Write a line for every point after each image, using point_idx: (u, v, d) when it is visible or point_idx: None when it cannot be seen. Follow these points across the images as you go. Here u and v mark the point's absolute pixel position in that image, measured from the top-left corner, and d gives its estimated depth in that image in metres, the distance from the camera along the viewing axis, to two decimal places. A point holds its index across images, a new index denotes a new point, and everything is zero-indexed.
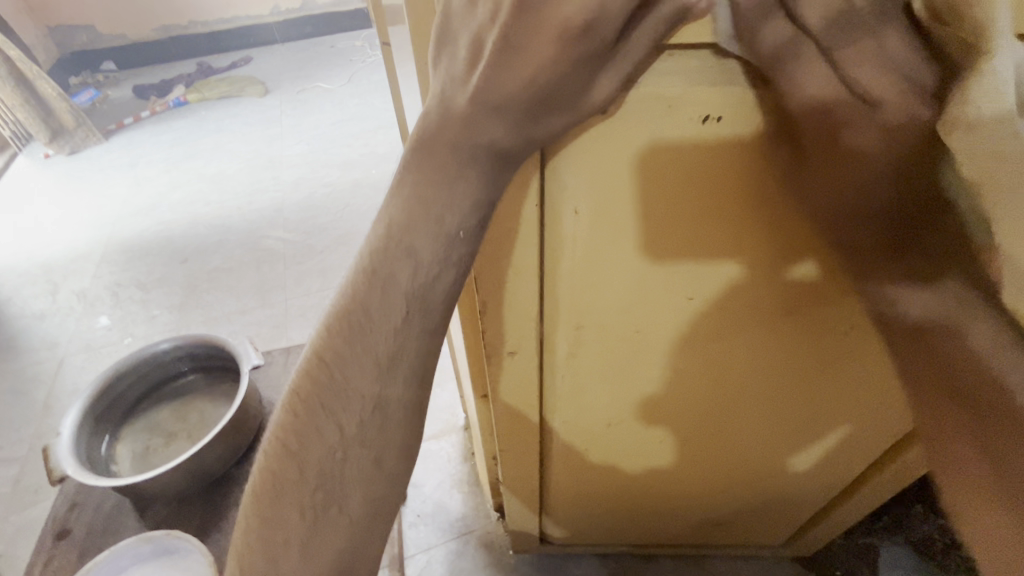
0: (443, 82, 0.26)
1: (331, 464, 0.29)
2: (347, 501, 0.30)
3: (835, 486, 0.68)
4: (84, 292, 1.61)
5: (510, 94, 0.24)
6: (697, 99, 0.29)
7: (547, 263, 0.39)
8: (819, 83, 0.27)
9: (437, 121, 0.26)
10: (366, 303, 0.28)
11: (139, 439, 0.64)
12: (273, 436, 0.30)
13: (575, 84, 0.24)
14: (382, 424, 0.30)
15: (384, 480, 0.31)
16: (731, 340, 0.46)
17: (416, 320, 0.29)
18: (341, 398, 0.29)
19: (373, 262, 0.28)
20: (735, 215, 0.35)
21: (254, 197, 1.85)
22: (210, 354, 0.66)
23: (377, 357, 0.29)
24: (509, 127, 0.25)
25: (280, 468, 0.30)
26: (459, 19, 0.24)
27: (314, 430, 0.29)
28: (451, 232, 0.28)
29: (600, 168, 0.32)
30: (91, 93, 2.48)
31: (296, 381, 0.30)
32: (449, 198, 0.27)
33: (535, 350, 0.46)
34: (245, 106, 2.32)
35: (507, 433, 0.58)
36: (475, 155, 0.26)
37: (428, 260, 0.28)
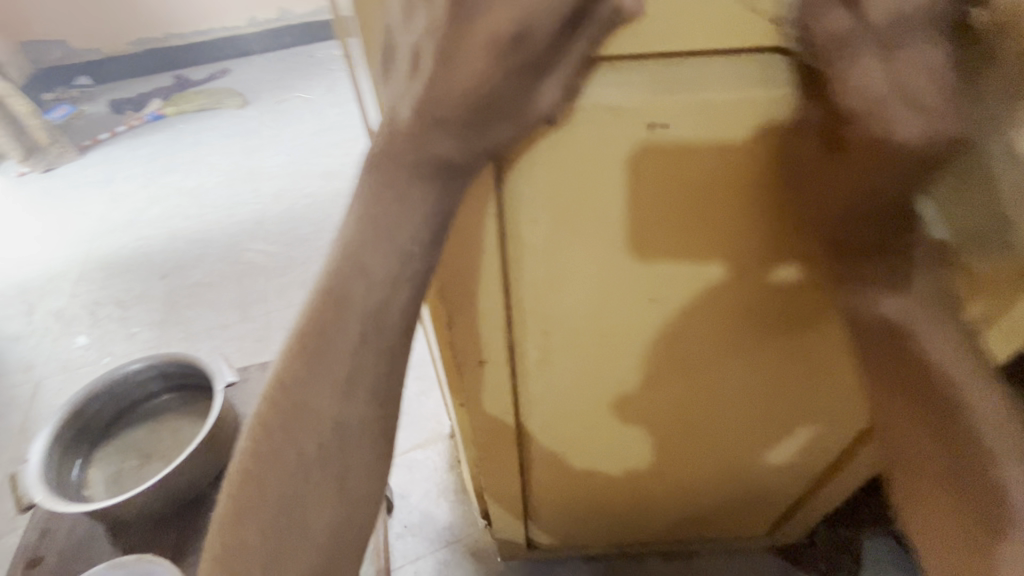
0: (391, 98, 0.26)
1: (292, 488, 0.30)
2: (312, 523, 0.31)
3: (806, 475, 0.69)
4: (61, 312, 1.58)
5: (451, 105, 0.24)
6: (641, 107, 0.28)
7: (511, 272, 0.38)
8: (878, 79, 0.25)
9: (385, 136, 0.26)
10: (324, 324, 0.29)
11: (111, 463, 0.63)
12: (238, 466, 0.31)
13: (515, 95, 0.24)
14: (342, 448, 0.30)
15: (345, 502, 0.32)
16: (700, 338, 0.46)
17: (374, 339, 0.29)
18: (302, 422, 0.30)
19: (331, 283, 0.29)
20: (694, 216, 0.35)
21: (234, 209, 1.83)
22: (184, 373, 0.65)
23: (335, 379, 0.29)
24: (455, 138, 0.25)
25: (242, 496, 0.31)
26: (400, 36, 0.24)
27: (275, 456, 0.30)
28: (405, 248, 0.28)
29: (551, 176, 0.32)
30: (66, 109, 2.45)
31: (258, 408, 0.31)
32: (399, 213, 0.27)
33: (506, 359, 0.46)
34: (224, 118, 2.30)
35: (486, 441, 0.58)
36: (422, 169, 0.26)
37: (382, 278, 0.28)
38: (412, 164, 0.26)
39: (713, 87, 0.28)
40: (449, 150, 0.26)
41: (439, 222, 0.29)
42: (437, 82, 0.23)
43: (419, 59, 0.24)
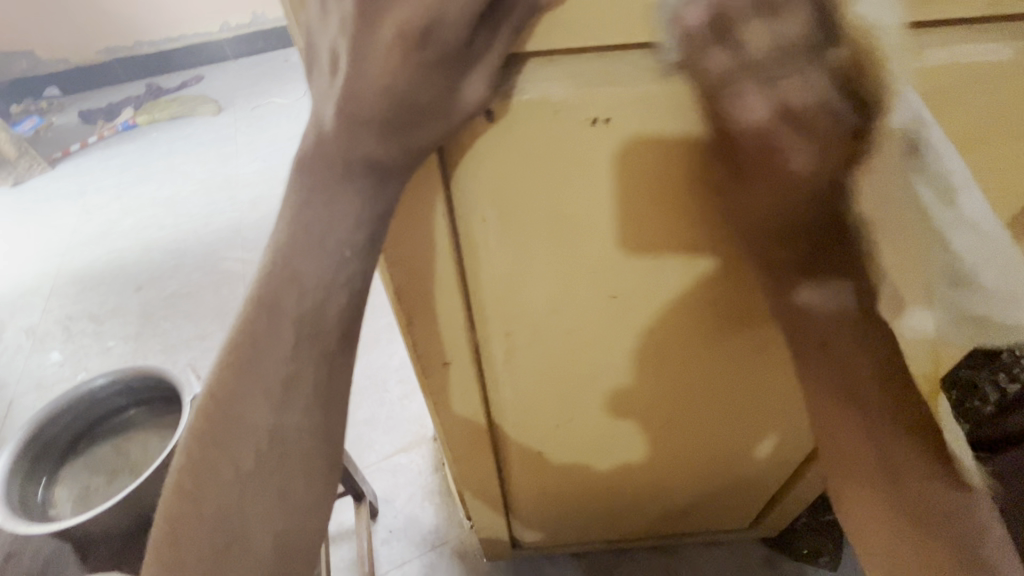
0: (316, 100, 0.27)
1: (227, 499, 0.31)
2: (254, 534, 0.32)
3: (785, 467, 0.70)
4: (33, 328, 1.55)
5: (370, 105, 0.24)
6: (579, 101, 0.28)
7: (465, 273, 0.38)
8: (761, 110, 0.28)
9: (313, 139, 0.27)
10: (256, 333, 0.30)
11: (78, 480, 0.62)
12: (177, 480, 0.33)
13: (437, 94, 0.24)
14: (281, 457, 0.31)
15: (287, 512, 0.33)
16: (676, 330, 0.46)
17: (307, 344, 0.30)
18: (239, 435, 0.31)
19: (263, 292, 0.30)
20: (668, 209, 0.35)
21: (210, 218, 1.80)
22: (151, 386, 0.65)
23: (270, 388, 0.30)
24: (379, 139, 0.25)
25: (180, 509, 0.32)
26: (319, 38, 0.25)
27: (212, 469, 0.31)
28: (337, 252, 0.28)
29: (498, 175, 0.32)
30: (35, 120, 2.40)
31: (195, 424, 0.32)
32: (331, 216, 0.28)
33: (469, 359, 0.46)
34: (198, 126, 2.26)
35: (458, 442, 0.58)
36: (351, 169, 0.27)
37: (314, 285, 0.29)
38: (341, 164, 0.26)
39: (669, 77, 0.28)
40: (376, 150, 0.26)
41: (374, 223, 0.29)
42: (354, 82, 0.24)
43: (337, 60, 0.24)
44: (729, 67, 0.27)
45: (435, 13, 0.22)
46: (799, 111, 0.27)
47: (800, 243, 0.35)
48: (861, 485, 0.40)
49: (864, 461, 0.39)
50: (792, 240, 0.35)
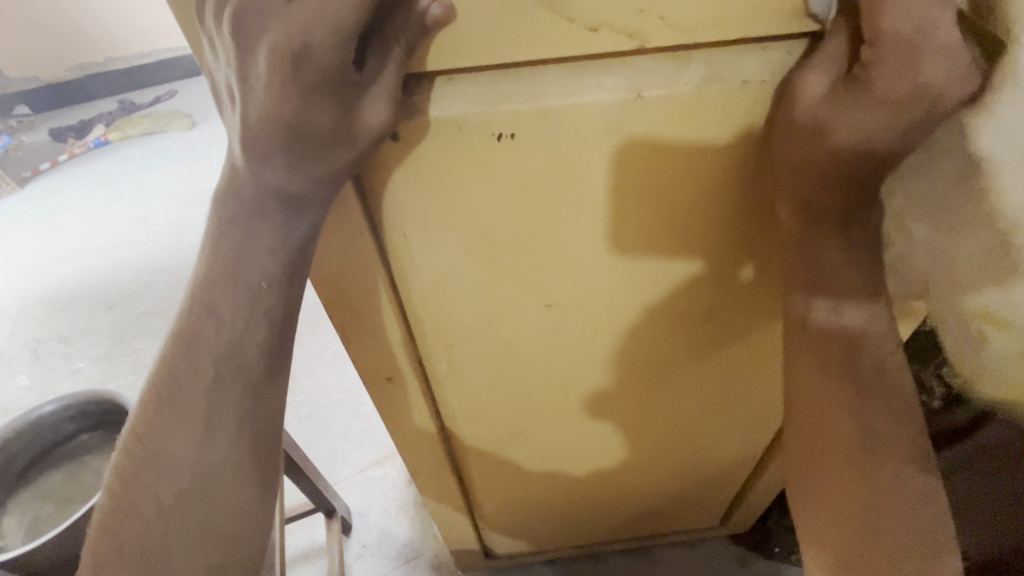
0: (227, 132, 0.27)
1: (147, 541, 0.29)
2: (179, 572, 0.30)
3: (748, 464, 0.71)
4: (1, 351, 1.52)
5: (268, 135, 0.24)
6: (480, 119, 0.28)
7: (399, 288, 0.38)
8: (892, 25, 0.25)
9: (228, 173, 0.27)
10: (174, 366, 0.29)
11: (29, 508, 0.61)
12: (99, 521, 0.31)
13: (332, 119, 0.24)
14: (204, 494, 0.30)
15: (213, 549, 0.31)
16: (635, 335, 0.46)
17: (229, 377, 0.29)
18: (160, 471, 0.30)
19: (181, 326, 0.29)
20: (630, 217, 0.35)
21: (183, 233, 1.78)
22: (104, 410, 0.64)
23: (193, 422, 0.29)
24: (282, 169, 0.26)
25: (102, 551, 0.30)
26: (216, 69, 0.25)
27: (134, 506, 0.30)
28: (253, 285, 0.28)
29: (416, 193, 0.32)
30: (4, 139, 2.37)
31: (117, 462, 0.31)
32: (244, 250, 0.28)
33: (413, 375, 0.46)
34: (170, 141, 2.24)
35: (415, 455, 0.58)
36: (263, 202, 0.27)
37: (232, 317, 0.29)
38: (253, 198, 0.27)
39: (578, 91, 0.28)
40: (284, 181, 0.26)
41: (291, 255, 0.28)
42: (254, 117, 0.24)
43: (235, 95, 0.24)
44: None
45: (320, 43, 0.22)
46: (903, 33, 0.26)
47: (808, 216, 0.34)
48: (836, 470, 0.38)
49: (846, 442, 0.37)
50: (818, 212, 0.34)
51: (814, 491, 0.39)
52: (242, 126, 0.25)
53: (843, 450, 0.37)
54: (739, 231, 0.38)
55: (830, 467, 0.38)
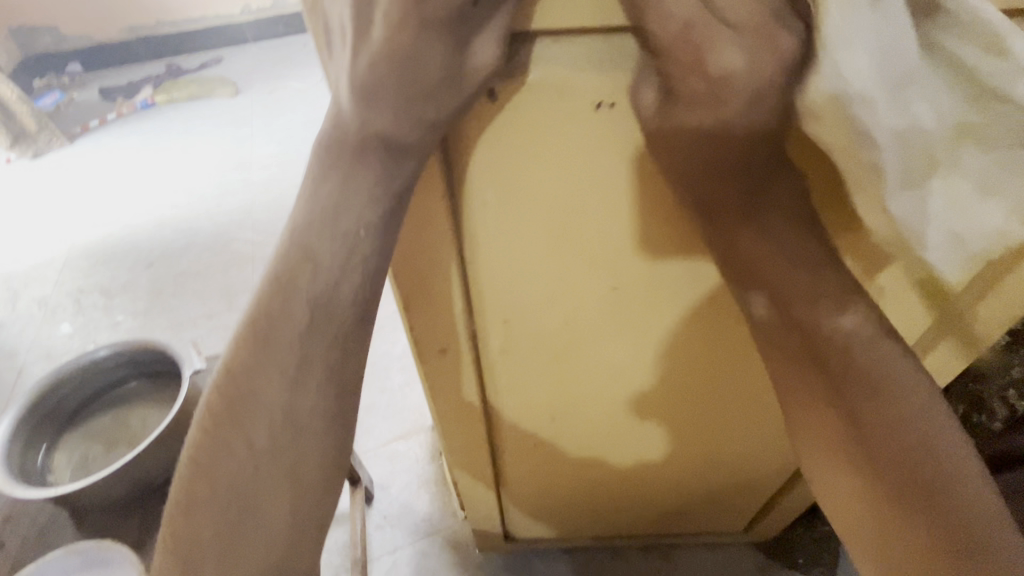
0: (332, 74, 0.27)
1: (241, 479, 0.31)
2: (266, 512, 0.32)
3: (783, 472, 0.69)
4: (45, 300, 1.56)
5: (385, 76, 0.25)
6: (587, 86, 0.28)
7: (468, 259, 0.38)
8: (682, 12, 0.25)
9: (331, 121, 0.27)
10: (272, 310, 0.29)
11: (77, 448, 0.63)
12: (191, 457, 0.32)
13: (448, 61, 0.25)
14: (294, 436, 0.31)
15: (297, 493, 0.32)
16: (641, 324, 0.45)
17: (321, 326, 0.30)
18: (251, 415, 0.31)
19: (276, 272, 0.29)
20: (640, 199, 0.34)
21: (223, 198, 1.82)
22: (153, 360, 0.65)
23: (285, 366, 0.30)
24: (392, 113, 0.26)
25: (195, 484, 0.32)
26: (332, 12, 0.25)
27: (225, 448, 0.31)
28: (349, 233, 0.28)
29: (501, 161, 0.31)
30: (56, 95, 2.43)
31: (210, 401, 0.32)
32: (344, 195, 0.28)
33: (468, 349, 0.45)
34: (214, 107, 2.28)
35: (455, 430, 0.58)
36: (365, 146, 0.27)
37: (328, 262, 0.29)
38: (355, 142, 0.27)
39: (654, 66, 0.28)
40: (389, 124, 0.26)
41: (386, 203, 0.28)
42: (371, 50, 0.24)
43: (349, 34, 0.25)
44: None
45: None
46: (679, 19, 0.25)
47: (731, 196, 0.32)
48: (835, 458, 0.35)
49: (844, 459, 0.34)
50: (736, 191, 0.32)
51: (824, 480, 0.36)
52: (354, 65, 0.25)
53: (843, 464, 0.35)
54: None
55: (826, 450, 0.35)
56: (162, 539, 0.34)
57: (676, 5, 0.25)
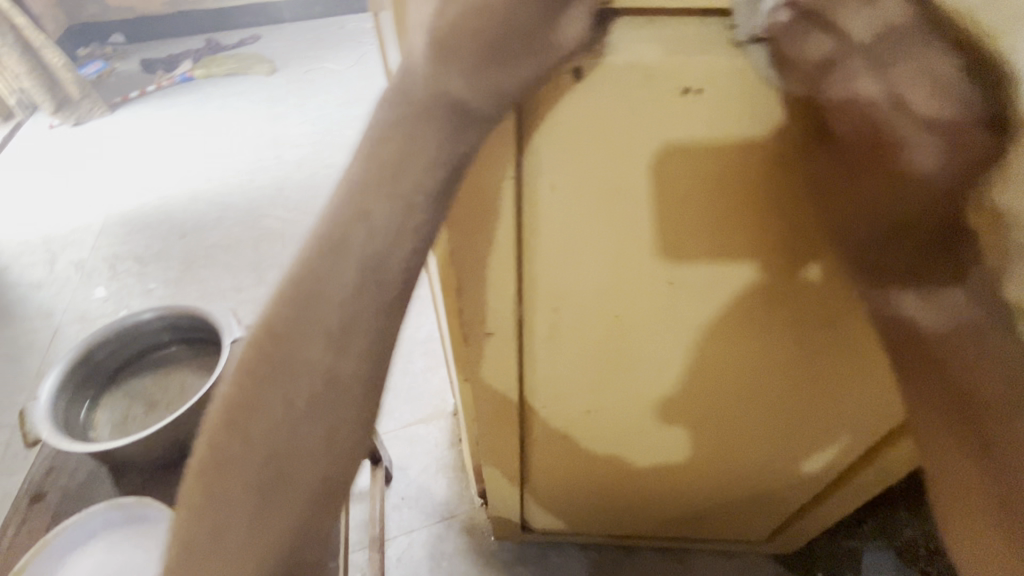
0: (409, 32, 0.26)
1: (278, 441, 0.28)
2: (302, 479, 0.29)
3: (816, 482, 0.68)
4: (82, 263, 1.60)
5: (467, 34, 0.23)
6: (675, 68, 0.27)
7: (525, 241, 0.37)
8: (868, 92, 0.26)
9: (400, 81, 0.26)
10: (319, 269, 0.27)
11: (119, 407, 0.64)
12: (222, 414, 0.29)
13: (535, 25, 0.24)
14: (335, 402, 0.29)
15: (335, 459, 0.30)
16: (707, 332, 0.45)
17: (371, 288, 0.27)
18: (292, 375, 0.28)
19: (328, 229, 0.27)
20: (719, 205, 0.34)
21: (256, 174, 1.84)
22: (193, 326, 0.66)
23: (328, 329, 0.27)
24: (467, 73, 0.24)
25: (224, 445, 0.29)
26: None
27: (260, 407, 0.28)
28: (409, 195, 0.26)
29: (573, 145, 0.31)
30: (99, 65, 2.48)
31: (246, 355, 0.28)
32: (407, 154, 0.26)
33: (513, 333, 0.45)
34: (251, 84, 2.30)
35: (488, 416, 0.57)
36: (433, 107, 0.25)
37: (384, 225, 0.27)
38: (422, 102, 0.25)
39: (753, 54, 0.27)
40: (462, 89, 0.25)
41: (448, 168, 0.27)
42: (454, 10, 0.23)
43: None
44: (824, 52, 0.26)
45: None
46: (865, 98, 0.26)
47: (898, 242, 0.29)
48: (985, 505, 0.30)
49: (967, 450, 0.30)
50: (898, 233, 0.29)
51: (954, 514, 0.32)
52: (438, 20, 0.24)
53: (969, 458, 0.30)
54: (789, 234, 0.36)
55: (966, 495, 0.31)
56: (180, 509, 0.31)
57: (861, 85, 0.26)
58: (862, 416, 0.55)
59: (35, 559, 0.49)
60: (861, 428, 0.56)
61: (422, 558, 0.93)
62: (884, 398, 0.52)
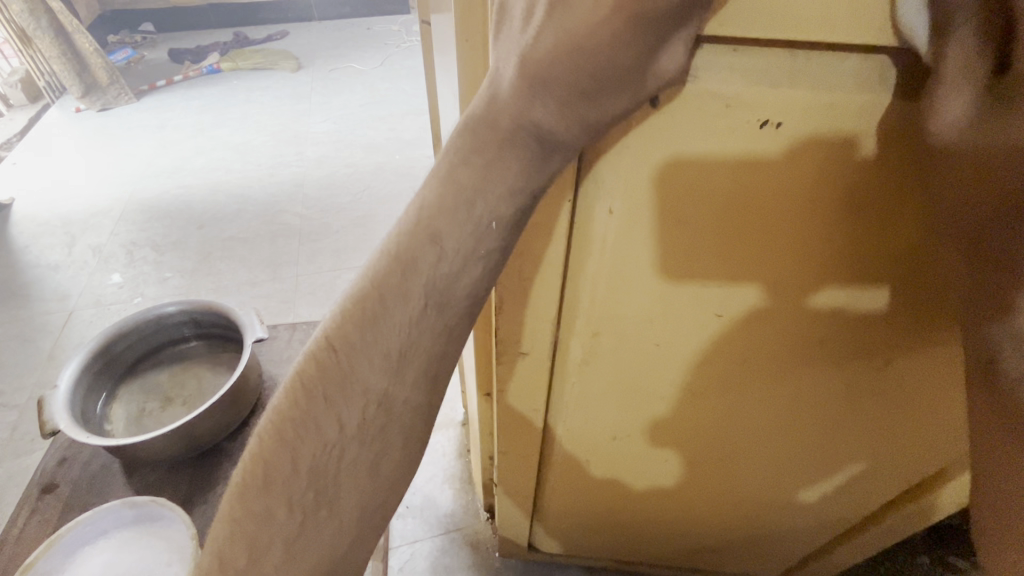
0: (496, 55, 0.25)
1: (326, 462, 0.28)
2: (342, 503, 0.29)
3: (843, 520, 0.65)
4: (100, 247, 1.60)
5: (559, 72, 0.23)
6: (755, 100, 0.26)
7: (572, 265, 0.36)
8: None
9: (485, 104, 0.25)
10: (384, 291, 0.27)
11: (135, 401, 0.63)
12: (267, 426, 0.29)
13: (631, 64, 0.22)
14: (384, 425, 0.28)
15: (377, 484, 0.29)
16: (742, 361, 0.43)
17: (433, 314, 0.27)
18: (346, 394, 0.27)
19: (397, 248, 0.27)
20: (770, 234, 0.33)
21: (277, 169, 1.85)
22: (214, 323, 0.66)
23: (388, 351, 0.27)
24: (556, 109, 0.24)
25: (272, 460, 0.28)
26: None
27: (313, 423, 0.28)
28: (483, 222, 0.26)
29: (636, 171, 0.30)
30: (128, 52, 2.51)
31: (302, 365, 0.28)
32: (486, 180, 0.26)
33: (547, 354, 0.44)
34: (276, 79, 2.32)
35: (510, 435, 0.56)
36: (517, 137, 0.25)
37: (453, 251, 0.26)
38: (507, 129, 0.25)
39: (840, 89, 0.26)
40: (549, 120, 0.24)
41: (526, 195, 0.27)
42: (548, 39, 0.22)
43: (533, 15, 0.23)
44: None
45: None
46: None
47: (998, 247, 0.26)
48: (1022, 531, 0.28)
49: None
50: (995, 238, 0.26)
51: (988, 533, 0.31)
52: (531, 50, 0.23)
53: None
54: (812, 262, 0.35)
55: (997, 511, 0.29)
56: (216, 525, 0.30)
57: None
58: (879, 457, 0.53)
59: (46, 553, 0.48)
60: (889, 469, 0.54)
61: (424, 570, 0.92)
62: (902, 439, 0.50)
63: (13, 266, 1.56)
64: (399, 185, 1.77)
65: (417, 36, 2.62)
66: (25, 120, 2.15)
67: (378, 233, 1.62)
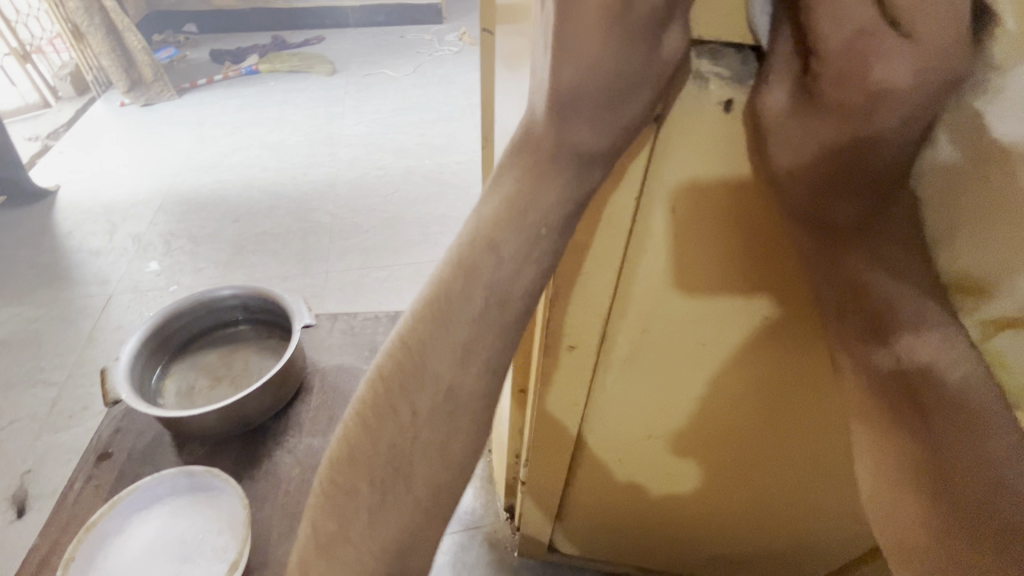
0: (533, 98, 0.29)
1: (401, 442, 0.31)
2: (411, 481, 0.31)
3: (855, 543, 0.65)
4: (138, 236, 1.66)
5: (582, 87, 0.26)
6: None
7: (628, 261, 0.38)
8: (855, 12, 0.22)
9: (531, 132, 0.29)
10: (450, 294, 0.30)
11: (187, 378, 0.66)
12: (354, 415, 0.33)
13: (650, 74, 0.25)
14: (450, 415, 0.31)
15: (445, 467, 0.31)
16: (750, 368, 0.45)
17: (493, 311, 0.30)
18: (420, 385, 0.30)
19: (462, 257, 0.30)
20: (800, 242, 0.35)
21: (310, 169, 1.90)
22: (264, 308, 0.68)
23: (455, 346, 0.30)
24: (590, 126, 0.27)
25: (358, 440, 0.32)
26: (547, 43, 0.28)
27: (393, 411, 0.31)
28: (536, 229, 0.29)
29: (703, 169, 0.31)
30: (171, 51, 2.60)
31: (384, 363, 0.32)
32: (532, 202, 0.29)
33: (594, 349, 0.46)
34: (311, 82, 2.40)
35: (548, 433, 0.58)
36: (557, 156, 0.28)
37: (510, 257, 0.30)
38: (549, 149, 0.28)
39: None
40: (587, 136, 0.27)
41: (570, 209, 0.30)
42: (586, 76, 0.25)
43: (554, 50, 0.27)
44: None
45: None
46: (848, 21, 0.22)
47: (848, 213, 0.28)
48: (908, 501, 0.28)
49: (927, 482, 0.27)
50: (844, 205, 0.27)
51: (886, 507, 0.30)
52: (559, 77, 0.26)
53: (936, 500, 0.27)
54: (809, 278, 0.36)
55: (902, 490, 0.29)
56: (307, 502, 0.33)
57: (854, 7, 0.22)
58: None
59: (107, 515, 0.50)
60: None
61: (443, 565, 0.93)
62: None
63: (56, 250, 1.62)
64: (427, 189, 1.81)
65: (449, 45, 2.68)
66: (73, 112, 2.23)
67: (405, 235, 1.65)
